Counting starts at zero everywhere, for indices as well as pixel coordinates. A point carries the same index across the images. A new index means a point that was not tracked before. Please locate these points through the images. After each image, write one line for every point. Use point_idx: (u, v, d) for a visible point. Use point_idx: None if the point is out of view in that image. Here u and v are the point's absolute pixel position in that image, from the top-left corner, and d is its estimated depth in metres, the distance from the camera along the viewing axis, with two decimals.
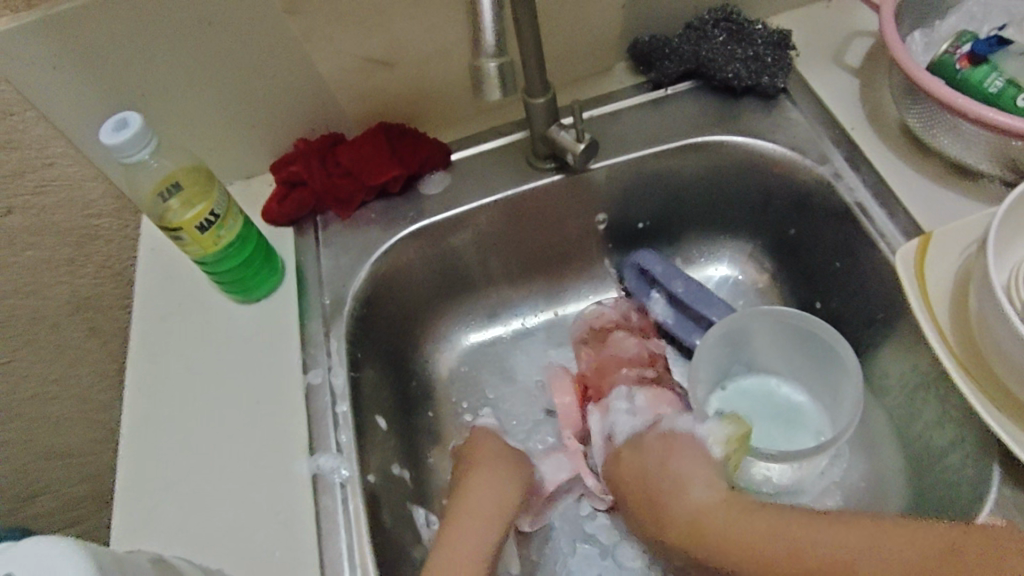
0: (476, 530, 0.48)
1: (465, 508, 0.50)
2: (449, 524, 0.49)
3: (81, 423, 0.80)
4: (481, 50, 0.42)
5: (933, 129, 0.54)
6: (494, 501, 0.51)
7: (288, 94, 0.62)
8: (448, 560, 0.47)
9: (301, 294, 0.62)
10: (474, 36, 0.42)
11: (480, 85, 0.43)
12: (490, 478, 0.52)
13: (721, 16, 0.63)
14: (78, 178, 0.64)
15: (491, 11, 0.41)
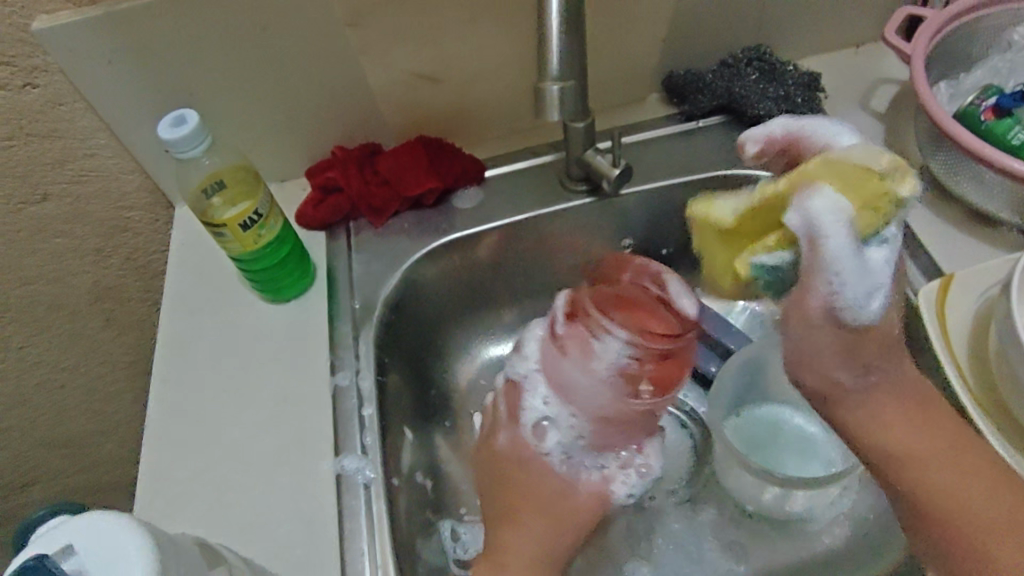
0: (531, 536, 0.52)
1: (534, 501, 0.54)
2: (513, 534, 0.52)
3: (88, 413, 0.82)
4: (545, 74, 0.46)
5: (957, 176, 0.56)
6: (551, 521, 0.53)
7: (333, 104, 0.64)
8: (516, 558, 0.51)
9: (332, 297, 0.63)
10: (540, 62, 0.46)
11: (540, 105, 0.47)
12: (517, 541, 0.52)
13: (754, 56, 0.66)
14: (116, 170, 0.66)
15: (559, 36, 0.45)
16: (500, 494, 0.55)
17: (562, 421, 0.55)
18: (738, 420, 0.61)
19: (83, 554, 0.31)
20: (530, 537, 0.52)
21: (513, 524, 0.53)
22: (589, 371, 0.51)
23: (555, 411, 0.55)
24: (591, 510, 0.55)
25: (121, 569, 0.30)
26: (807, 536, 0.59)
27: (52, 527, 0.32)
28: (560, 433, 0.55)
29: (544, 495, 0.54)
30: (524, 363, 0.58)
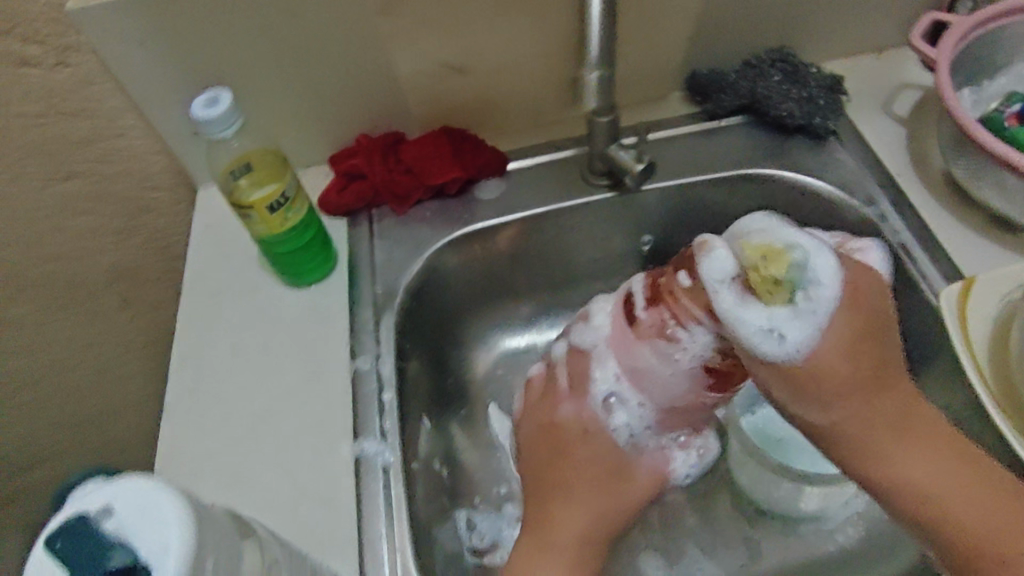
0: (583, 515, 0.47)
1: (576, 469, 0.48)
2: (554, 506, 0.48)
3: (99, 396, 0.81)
4: (588, 59, 0.52)
5: (979, 182, 0.56)
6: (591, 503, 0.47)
7: (360, 91, 0.64)
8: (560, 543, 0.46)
9: (353, 283, 0.64)
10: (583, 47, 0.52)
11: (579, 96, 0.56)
12: (562, 513, 0.47)
13: (778, 57, 0.66)
14: (141, 150, 0.67)
15: (601, 26, 0.50)
16: (535, 462, 0.50)
17: (634, 402, 0.48)
18: (754, 417, 0.59)
19: (123, 513, 0.31)
20: (582, 513, 0.47)
21: (558, 498, 0.48)
22: (662, 363, 0.45)
23: (626, 391, 0.48)
24: (649, 487, 0.50)
25: (161, 529, 0.31)
26: (820, 535, 0.59)
27: (93, 486, 0.32)
28: (628, 412, 0.49)
29: (593, 467, 0.48)
30: (594, 332, 0.50)
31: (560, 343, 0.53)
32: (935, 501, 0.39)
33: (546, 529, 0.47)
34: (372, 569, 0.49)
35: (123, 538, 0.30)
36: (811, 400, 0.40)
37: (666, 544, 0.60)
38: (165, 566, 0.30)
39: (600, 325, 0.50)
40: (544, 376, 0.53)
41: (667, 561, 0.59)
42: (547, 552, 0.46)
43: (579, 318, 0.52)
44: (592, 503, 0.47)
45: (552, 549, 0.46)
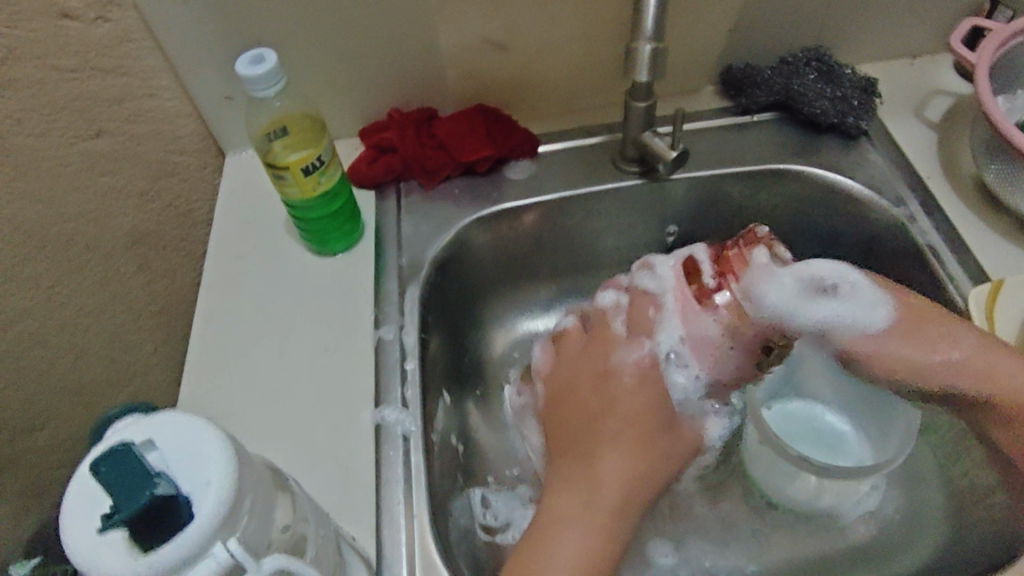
0: (623, 460, 0.47)
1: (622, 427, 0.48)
2: (597, 458, 0.47)
3: None
4: (640, 34, 0.52)
5: (1011, 186, 0.57)
6: (635, 444, 0.47)
7: (398, 63, 0.64)
8: (591, 490, 0.46)
9: (378, 254, 0.64)
10: (635, 22, 0.52)
11: (632, 66, 0.54)
12: (598, 460, 0.47)
13: (813, 57, 0.66)
14: (171, 113, 0.69)
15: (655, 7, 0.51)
16: (572, 407, 0.51)
17: (689, 363, 0.51)
18: (770, 413, 0.61)
19: (164, 449, 0.31)
20: (622, 460, 0.47)
21: (591, 445, 0.48)
22: (771, 303, 0.49)
23: (681, 354, 0.52)
24: (690, 445, 0.51)
25: (202, 465, 0.31)
26: (831, 531, 0.59)
27: (133, 422, 0.32)
28: (683, 370, 0.51)
29: (631, 414, 0.49)
30: (658, 282, 0.54)
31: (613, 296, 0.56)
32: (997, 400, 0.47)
33: (573, 477, 0.47)
34: (389, 534, 0.49)
35: (164, 471, 0.30)
36: (926, 338, 0.48)
37: (677, 533, 0.60)
38: (205, 501, 0.29)
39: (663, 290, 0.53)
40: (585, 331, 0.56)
41: (679, 550, 0.59)
42: (573, 495, 0.46)
43: (635, 276, 0.56)
44: (627, 448, 0.47)
45: (581, 494, 0.46)
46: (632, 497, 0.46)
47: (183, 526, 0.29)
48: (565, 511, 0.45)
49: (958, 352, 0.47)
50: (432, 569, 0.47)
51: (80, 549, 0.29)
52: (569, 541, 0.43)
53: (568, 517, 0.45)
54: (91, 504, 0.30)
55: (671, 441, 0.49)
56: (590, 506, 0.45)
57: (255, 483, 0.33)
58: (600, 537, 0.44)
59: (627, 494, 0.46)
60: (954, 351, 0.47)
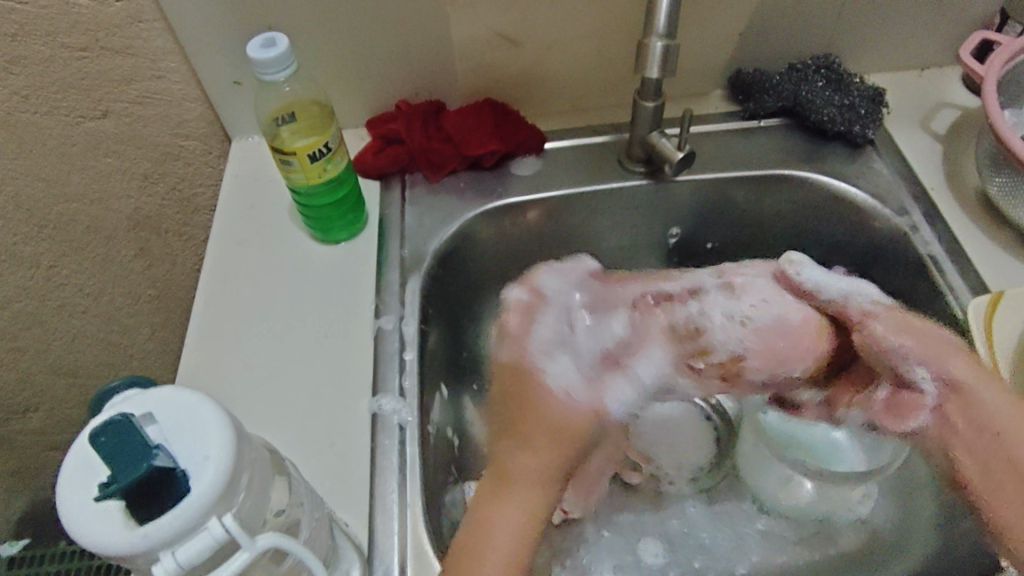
0: (535, 463, 0.44)
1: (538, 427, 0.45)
2: (512, 457, 0.44)
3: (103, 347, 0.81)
4: (653, 30, 0.52)
5: (1015, 200, 0.57)
6: (550, 446, 0.44)
7: (409, 54, 0.64)
8: (495, 498, 0.44)
9: (381, 244, 0.64)
10: (648, 18, 0.52)
11: (643, 61, 0.53)
12: (525, 460, 0.44)
13: (822, 65, 0.66)
14: (180, 96, 0.66)
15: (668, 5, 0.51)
16: (523, 393, 0.46)
17: (571, 366, 0.47)
18: (766, 417, 0.60)
19: (163, 423, 0.31)
20: (533, 462, 0.44)
21: (529, 440, 0.44)
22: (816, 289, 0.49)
23: (569, 359, 0.47)
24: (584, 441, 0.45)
25: (200, 439, 0.30)
26: (822, 538, 0.58)
27: (132, 396, 0.32)
28: (571, 364, 0.47)
29: (552, 416, 0.45)
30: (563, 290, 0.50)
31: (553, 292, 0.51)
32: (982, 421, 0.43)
33: (511, 471, 0.44)
34: (382, 522, 0.48)
35: (163, 444, 0.30)
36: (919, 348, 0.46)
37: (668, 531, 0.59)
38: (202, 475, 0.29)
39: (751, 272, 0.51)
40: (520, 308, 0.49)
41: (670, 550, 0.58)
42: (511, 495, 0.43)
43: (576, 278, 0.51)
44: (556, 453, 0.44)
45: (519, 493, 0.43)
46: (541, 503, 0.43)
47: (180, 498, 0.29)
48: (499, 512, 0.43)
49: (961, 365, 0.45)
50: (423, 558, 0.47)
51: (75, 515, 0.29)
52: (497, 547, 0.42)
53: (501, 518, 0.43)
54: (88, 474, 0.30)
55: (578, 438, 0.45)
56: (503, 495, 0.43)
57: (253, 460, 0.32)
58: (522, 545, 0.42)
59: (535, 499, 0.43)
60: (960, 365, 0.45)
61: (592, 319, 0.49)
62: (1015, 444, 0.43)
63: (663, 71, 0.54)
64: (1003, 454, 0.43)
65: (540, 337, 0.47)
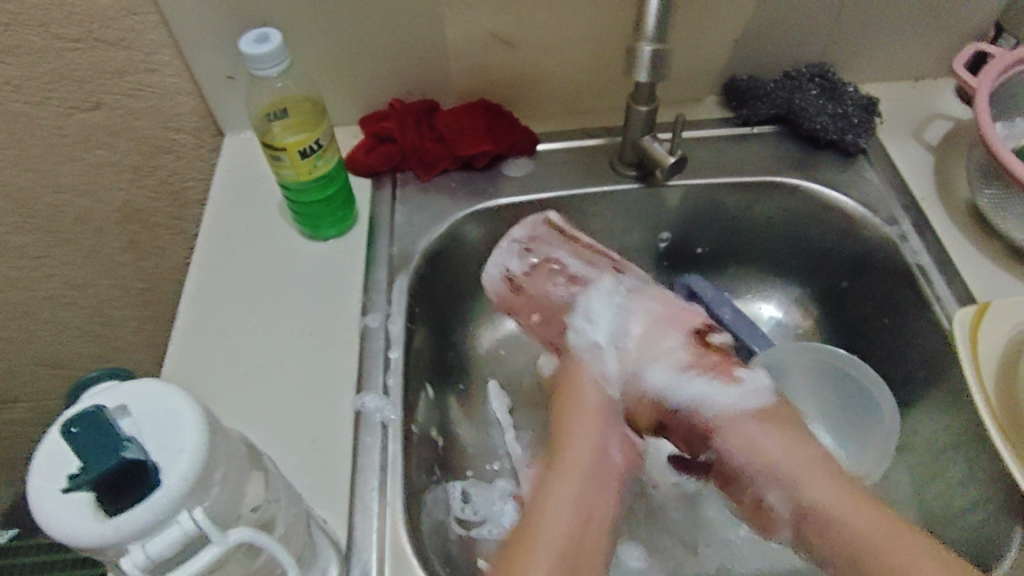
0: (567, 493, 0.46)
1: (568, 466, 0.47)
2: (550, 484, 0.47)
3: (91, 338, 0.81)
4: (642, 34, 0.52)
5: (1004, 212, 0.57)
6: (578, 492, 0.46)
7: (403, 52, 0.64)
8: (543, 522, 0.45)
9: (370, 242, 0.64)
10: (638, 21, 0.52)
11: (633, 64, 0.53)
12: (569, 476, 0.47)
13: (817, 73, 0.66)
14: (173, 90, 0.65)
15: (658, 7, 0.51)
16: (568, 391, 0.52)
17: (603, 336, 0.54)
18: None
19: (138, 416, 0.31)
20: (569, 491, 0.46)
21: (576, 429, 0.49)
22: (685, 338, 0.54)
23: (599, 328, 0.54)
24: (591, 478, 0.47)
25: (173, 433, 0.30)
26: None
27: (107, 388, 0.32)
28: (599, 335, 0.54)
29: (594, 401, 0.51)
30: (594, 296, 0.56)
31: (522, 256, 0.59)
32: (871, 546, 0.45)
33: (563, 463, 0.48)
34: (360, 520, 0.48)
35: (135, 437, 0.30)
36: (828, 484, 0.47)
37: (650, 535, 0.59)
38: (174, 468, 0.29)
39: (644, 306, 0.56)
40: (535, 272, 0.59)
41: (651, 553, 0.58)
42: (567, 486, 0.47)
43: (572, 251, 0.60)
44: (604, 439, 0.49)
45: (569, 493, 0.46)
46: (577, 545, 0.45)
47: (150, 491, 0.29)
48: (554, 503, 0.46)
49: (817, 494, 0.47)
50: (401, 556, 0.47)
51: (45, 506, 0.29)
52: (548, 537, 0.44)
53: (555, 508, 0.46)
54: (59, 465, 0.30)
55: (604, 465, 0.48)
56: (547, 535, 0.44)
57: (227, 454, 0.32)
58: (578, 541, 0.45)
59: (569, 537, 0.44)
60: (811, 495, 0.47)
61: (630, 299, 0.56)
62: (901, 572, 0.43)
63: (652, 75, 0.54)
64: (865, 560, 0.45)
65: (557, 301, 0.57)
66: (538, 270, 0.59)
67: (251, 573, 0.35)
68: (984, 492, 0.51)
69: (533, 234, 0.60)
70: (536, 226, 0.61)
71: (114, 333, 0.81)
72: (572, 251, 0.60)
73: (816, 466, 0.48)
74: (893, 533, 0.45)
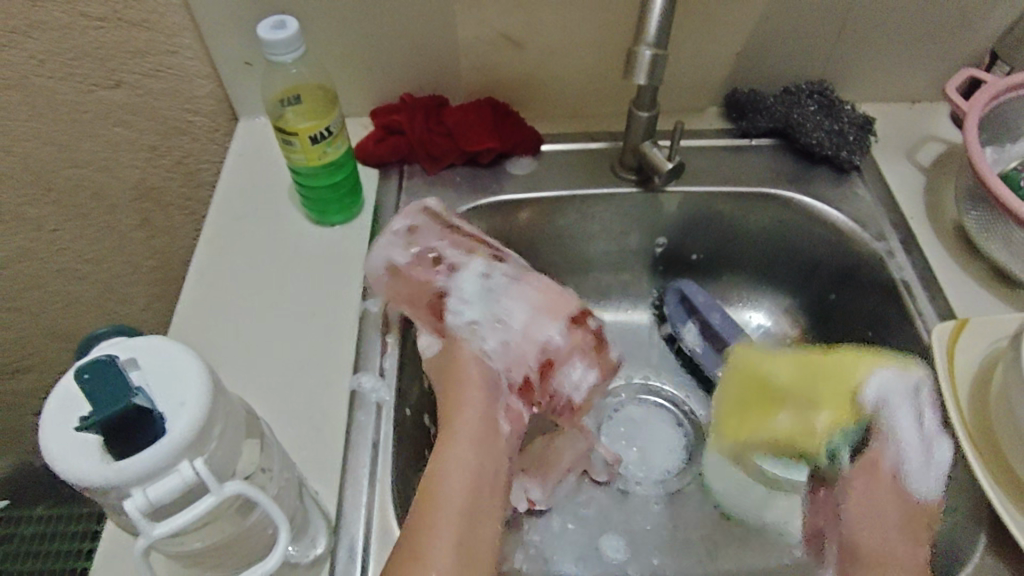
0: (465, 463, 0.48)
1: (454, 434, 0.50)
2: (438, 452, 0.49)
3: (97, 312, 0.83)
4: (642, 40, 0.54)
5: (988, 233, 0.59)
6: (476, 461, 0.48)
7: (415, 46, 0.66)
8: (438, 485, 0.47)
9: (374, 230, 0.66)
10: (639, 27, 0.54)
11: (632, 67, 0.55)
12: (461, 431, 0.50)
13: (817, 90, 0.68)
14: (192, 72, 0.67)
15: (659, 14, 0.53)
16: (455, 371, 0.54)
17: (478, 314, 0.57)
18: None
19: (146, 370, 0.33)
20: (463, 464, 0.48)
21: (464, 401, 0.52)
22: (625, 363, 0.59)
23: (475, 308, 0.57)
24: (480, 443, 0.50)
25: (179, 387, 0.32)
26: (779, 547, 0.58)
27: (119, 343, 0.34)
28: (489, 338, 0.56)
29: (477, 375, 0.53)
30: (476, 270, 0.58)
31: (405, 248, 0.60)
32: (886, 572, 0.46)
33: (455, 436, 0.49)
34: (350, 494, 0.50)
35: (143, 388, 0.32)
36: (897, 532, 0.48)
37: (632, 528, 0.60)
38: (179, 418, 0.31)
39: (528, 289, 0.58)
40: (427, 256, 0.59)
41: (632, 547, 0.59)
42: (460, 454, 0.48)
43: (451, 241, 0.60)
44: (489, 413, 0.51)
45: (462, 442, 0.49)
46: (471, 502, 0.46)
47: (154, 437, 0.31)
48: (450, 450, 0.49)
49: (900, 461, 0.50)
50: (386, 533, 0.48)
51: (54, 447, 0.31)
52: (451, 478, 0.47)
53: (452, 473, 0.47)
54: (70, 410, 0.32)
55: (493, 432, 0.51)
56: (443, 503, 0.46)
57: (228, 413, 0.34)
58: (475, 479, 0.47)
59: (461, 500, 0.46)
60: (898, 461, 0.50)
61: (510, 287, 0.58)
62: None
63: (650, 79, 0.56)
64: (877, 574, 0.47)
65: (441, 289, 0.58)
66: (422, 260, 0.59)
67: (243, 529, 0.37)
68: (954, 501, 0.52)
69: (413, 225, 0.61)
70: (414, 215, 0.62)
71: (120, 308, 0.83)
72: (454, 239, 0.60)
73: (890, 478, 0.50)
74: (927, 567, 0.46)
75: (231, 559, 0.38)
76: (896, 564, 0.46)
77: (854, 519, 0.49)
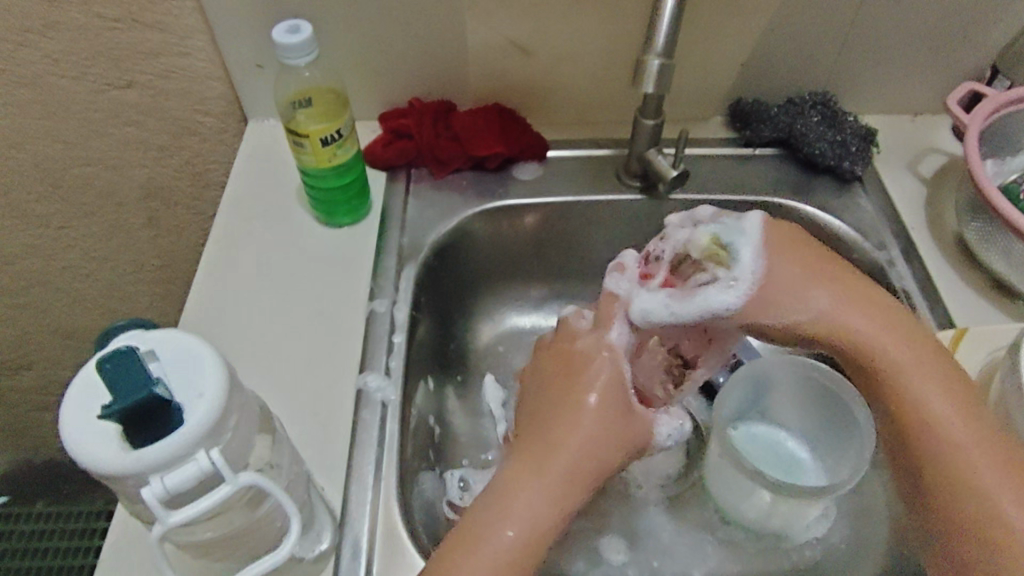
0: (534, 502, 0.43)
1: (537, 446, 0.45)
2: (515, 461, 0.45)
3: (104, 311, 0.84)
4: (651, 49, 0.55)
5: (988, 243, 0.60)
6: (550, 498, 0.43)
7: (425, 51, 0.67)
8: (514, 505, 0.43)
9: (382, 231, 0.66)
10: (648, 36, 0.55)
11: (641, 76, 0.56)
12: (576, 443, 0.45)
13: (819, 101, 0.69)
14: (204, 73, 0.68)
15: (668, 23, 0.54)
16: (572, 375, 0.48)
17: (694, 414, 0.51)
18: (734, 433, 0.61)
19: (164, 363, 0.34)
20: (539, 498, 0.43)
21: (563, 420, 0.46)
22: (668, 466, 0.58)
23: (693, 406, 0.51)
24: (569, 482, 0.44)
25: (197, 378, 0.33)
26: (778, 552, 0.59)
27: (137, 335, 0.35)
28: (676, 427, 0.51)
29: (596, 401, 0.46)
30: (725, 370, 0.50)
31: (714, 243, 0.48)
32: (955, 464, 0.43)
33: (545, 466, 0.44)
34: (355, 491, 0.50)
35: (161, 379, 0.33)
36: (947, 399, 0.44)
37: (631, 530, 0.61)
38: (197, 408, 0.32)
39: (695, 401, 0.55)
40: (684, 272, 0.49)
41: (631, 548, 0.60)
42: (540, 485, 0.44)
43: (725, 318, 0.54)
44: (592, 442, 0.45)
45: (587, 441, 0.45)
46: (540, 542, 0.43)
47: (173, 428, 0.31)
48: (575, 440, 0.45)
49: (828, 297, 0.46)
50: (391, 530, 0.49)
51: (74, 435, 0.31)
52: (565, 463, 0.44)
53: (523, 509, 0.43)
54: (90, 400, 0.32)
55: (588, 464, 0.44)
56: (530, 522, 0.43)
57: (242, 405, 0.35)
58: (602, 458, 0.45)
59: (531, 539, 0.43)
60: (824, 298, 0.46)
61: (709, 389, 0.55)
62: (991, 488, 0.42)
63: (656, 87, 0.57)
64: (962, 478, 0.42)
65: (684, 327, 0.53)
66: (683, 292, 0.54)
67: (253, 521, 0.38)
68: None
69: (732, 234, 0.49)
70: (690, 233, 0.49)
71: (126, 307, 0.84)
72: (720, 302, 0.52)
73: (918, 350, 0.45)
74: (993, 447, 0.43)
75: (240, 549, 0.39)
76: (966, 469, 0.42)
77: (909, 388, 0.44)
